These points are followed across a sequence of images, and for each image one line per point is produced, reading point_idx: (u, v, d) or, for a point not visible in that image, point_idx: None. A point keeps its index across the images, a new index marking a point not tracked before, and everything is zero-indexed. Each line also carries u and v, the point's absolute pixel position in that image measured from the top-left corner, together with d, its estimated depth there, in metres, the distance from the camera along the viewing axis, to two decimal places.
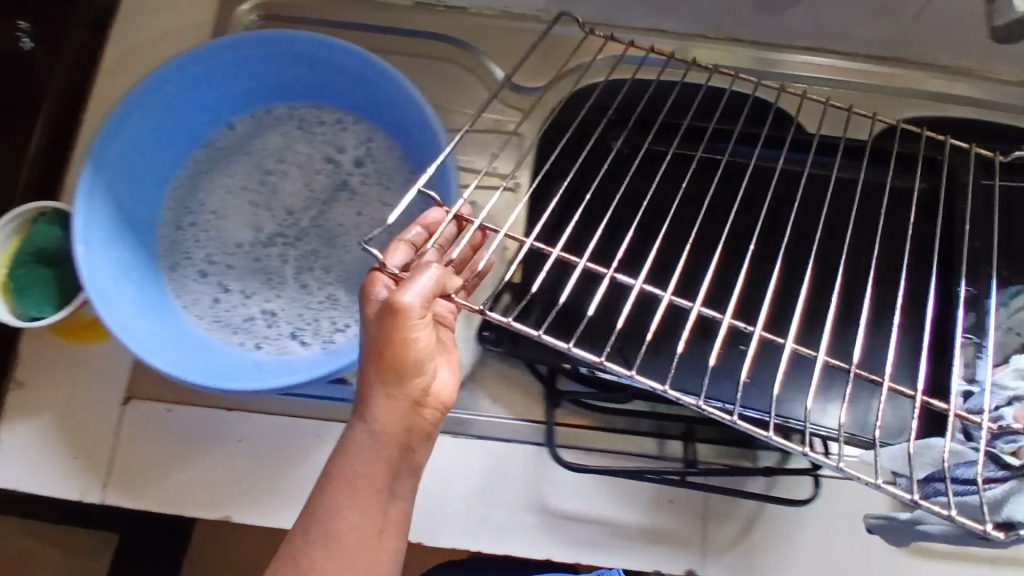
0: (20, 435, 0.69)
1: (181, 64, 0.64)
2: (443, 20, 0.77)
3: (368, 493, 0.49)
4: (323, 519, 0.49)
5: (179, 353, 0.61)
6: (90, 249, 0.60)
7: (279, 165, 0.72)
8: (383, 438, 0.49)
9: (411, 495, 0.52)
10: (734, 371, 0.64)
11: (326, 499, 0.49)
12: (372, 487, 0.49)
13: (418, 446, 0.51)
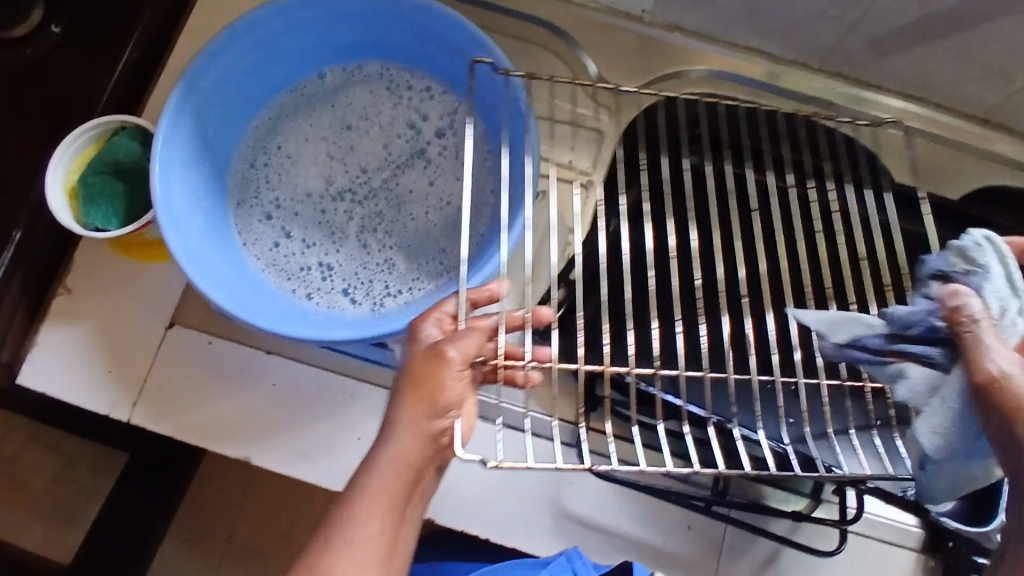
0: (57, 339, 0.69)
1: (286, 5, 0.64)
2: (547, 6, 0.76)
3: (384, 511, 0.43)
4: (335, 534, 0.43)
5: (231, 289, 0.61)
6: (165, 169, 0.61)
7: (361, 122, 0.71)
8: (407, 461, 0.44)
9: (419, 525, 0.46)
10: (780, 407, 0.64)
11: (345, 510, 0.44)
12: (400, 505, 0.44)
13: (427, 477, 0.45)
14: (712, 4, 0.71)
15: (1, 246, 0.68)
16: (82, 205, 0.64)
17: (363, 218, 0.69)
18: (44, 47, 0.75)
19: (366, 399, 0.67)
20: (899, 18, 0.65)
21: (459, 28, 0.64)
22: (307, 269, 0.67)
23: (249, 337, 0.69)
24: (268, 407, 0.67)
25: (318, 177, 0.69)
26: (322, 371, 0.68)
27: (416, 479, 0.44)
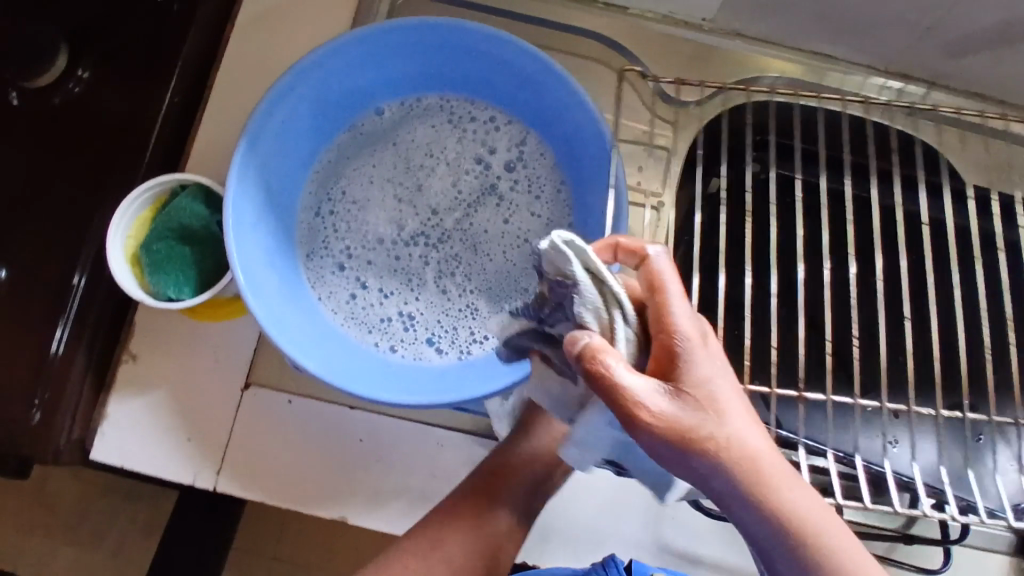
0: (130, 410, 0.66)
1: (345, 45, 0.60)
2: (602, 19, 0.73)
3: (476, 499, 0.61)
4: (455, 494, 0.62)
5: (319, 352, 0.59)
6: (238, 232, 0.58)
7: (426, 159, 0.69)
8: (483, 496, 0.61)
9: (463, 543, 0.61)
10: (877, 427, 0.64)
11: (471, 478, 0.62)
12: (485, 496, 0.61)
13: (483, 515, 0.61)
14: (781, 12, 0.69)
15: (65, 300, 0.65)
16: (148, 273, 0.60)
17: (439, 262, 0.66)
18: (70, 95, 0.70)
19: (457, 448, 0.66)
20: (980, 22, 0.64)
21: (532, 59, 0.61)
22: (388, 320, 0.65)
23: (330, 393, 0.66)
24: (359, 464, 0.65)
25: (388, 221, 0.67)
26: (408, 422, 0.66)
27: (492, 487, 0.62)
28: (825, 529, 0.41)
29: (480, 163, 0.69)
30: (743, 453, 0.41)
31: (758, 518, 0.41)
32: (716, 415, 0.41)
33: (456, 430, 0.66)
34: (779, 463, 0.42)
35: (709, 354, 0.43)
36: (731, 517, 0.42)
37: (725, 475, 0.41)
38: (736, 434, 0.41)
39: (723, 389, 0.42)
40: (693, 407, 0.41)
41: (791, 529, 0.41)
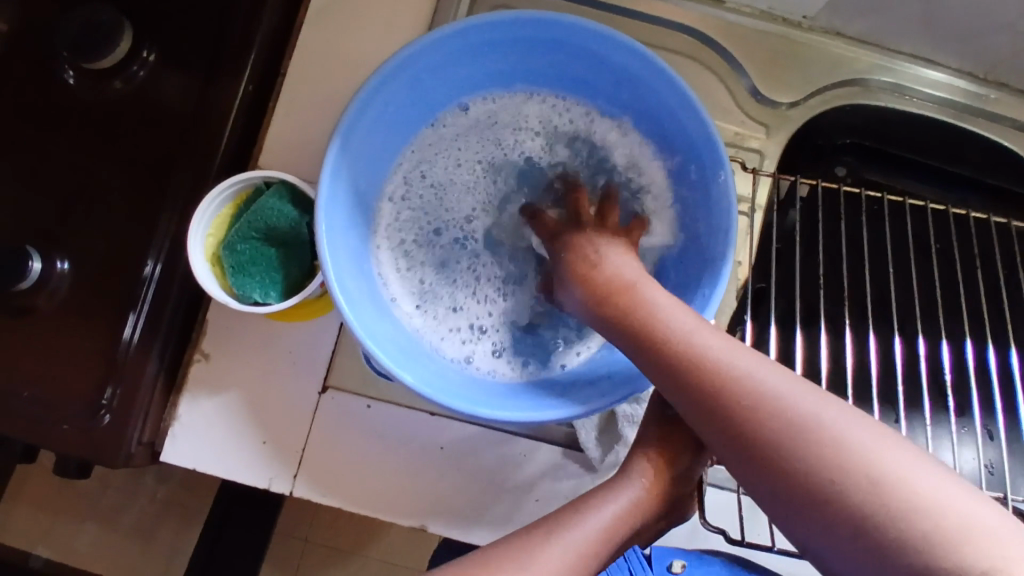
0: (204, 411, 0.64)
1: (442, 39, 0.57)
2: (694, 12, 0.70)
3: (578, 517, 0.52)
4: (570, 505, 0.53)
5: (412, 365, 0.56)
6: (331, 236, 0.55)
7: (513, 161, 0.68)
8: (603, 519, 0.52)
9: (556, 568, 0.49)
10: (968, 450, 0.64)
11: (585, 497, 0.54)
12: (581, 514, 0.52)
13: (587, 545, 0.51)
14: (884, 14, 0.66)
15: (139, 288, 0.63)
16: (231, 274, 0.58)
17: (517, 266, 0.67)
18: (135, 80, 0.66)
19: (540, 458, 0.64)
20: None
21: (639, 58, 0.58)
22: (481, 327, 0.64)
23: (410, 399, 0.65)
24: (440, 471, 0.64)
25: (477, 226, 0.67)
26: (491, 432, 0.65)
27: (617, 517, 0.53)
28: (928, 512, 0.35)
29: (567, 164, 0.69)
30: (784, 438, 0.40)
31: (836, 512, 0.37)
32: (741, 416, 0.41)
33: (540, 440, 0.65)
34: (849, 430, 0.39)
35: (736, 350, 0.45)
36: (806, 550, 0.39)
37: (779, 481, 0.39)
38: (770, 424, 0.40)
39: (762, 383, 0.42)
40: (714, 412, 0.43)
41: (878, 518, 0.36)
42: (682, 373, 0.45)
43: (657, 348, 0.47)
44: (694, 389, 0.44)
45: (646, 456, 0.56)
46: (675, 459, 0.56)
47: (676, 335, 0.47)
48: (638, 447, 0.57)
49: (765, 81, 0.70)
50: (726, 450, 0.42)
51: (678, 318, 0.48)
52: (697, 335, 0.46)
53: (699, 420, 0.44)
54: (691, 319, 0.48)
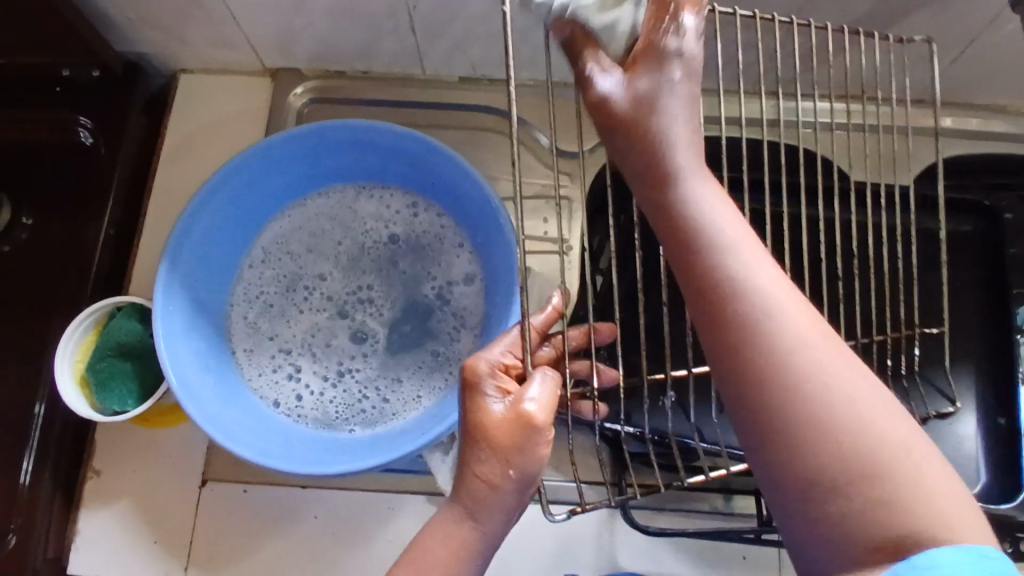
0: (101, 521, 0.70)
1: (249, 158, 0.67)
2: (489, 93, 0.81)
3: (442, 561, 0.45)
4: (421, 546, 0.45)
5: (261, 443, 0.63)
6: (170, 342, 0.63)
7: (349, 247, 0.76)
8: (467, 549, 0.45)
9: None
10: None
11: (431, 529, 0.46)
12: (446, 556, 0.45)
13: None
14: None
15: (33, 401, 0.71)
16: (97, 392, 0.66)
17: (361, 340, 0.73)
18: (19, 242, 0.77)
19: (407, 509, 0.69)
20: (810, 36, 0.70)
21: (417, 142, 0.68)
22: (325, 400, 0.70)
23: (280, 476, 0.70)
24: (317, 539, 0.69)
25: (328, 311, 0.74)
26: (359, 494, 0.70)
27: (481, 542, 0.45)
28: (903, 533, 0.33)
29: (402, 250, 0.75)
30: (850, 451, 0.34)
31: (854, 501, 0.34)
32: (794, 386, 0.35)
33: (405, 493, 0.70)
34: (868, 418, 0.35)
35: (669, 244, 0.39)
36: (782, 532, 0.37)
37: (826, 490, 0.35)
38: (819, 398, 0.35)
39: (778, 313, 0.36)
40: (754, 411, 0.36)
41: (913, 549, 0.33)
42: (692, 291, 0.38)
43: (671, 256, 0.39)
44: (708, 295, 0.37)
45: (490, 480, 0.44)
46: (525, 479, 0.45)
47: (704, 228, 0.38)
48: (473, 465, 0.45)
49: (560, 137, 0.80)
50: (744, 419, 0.36)
51: (711, 214, 0.38)
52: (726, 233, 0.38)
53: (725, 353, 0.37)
54: (728, 211, 0.39)
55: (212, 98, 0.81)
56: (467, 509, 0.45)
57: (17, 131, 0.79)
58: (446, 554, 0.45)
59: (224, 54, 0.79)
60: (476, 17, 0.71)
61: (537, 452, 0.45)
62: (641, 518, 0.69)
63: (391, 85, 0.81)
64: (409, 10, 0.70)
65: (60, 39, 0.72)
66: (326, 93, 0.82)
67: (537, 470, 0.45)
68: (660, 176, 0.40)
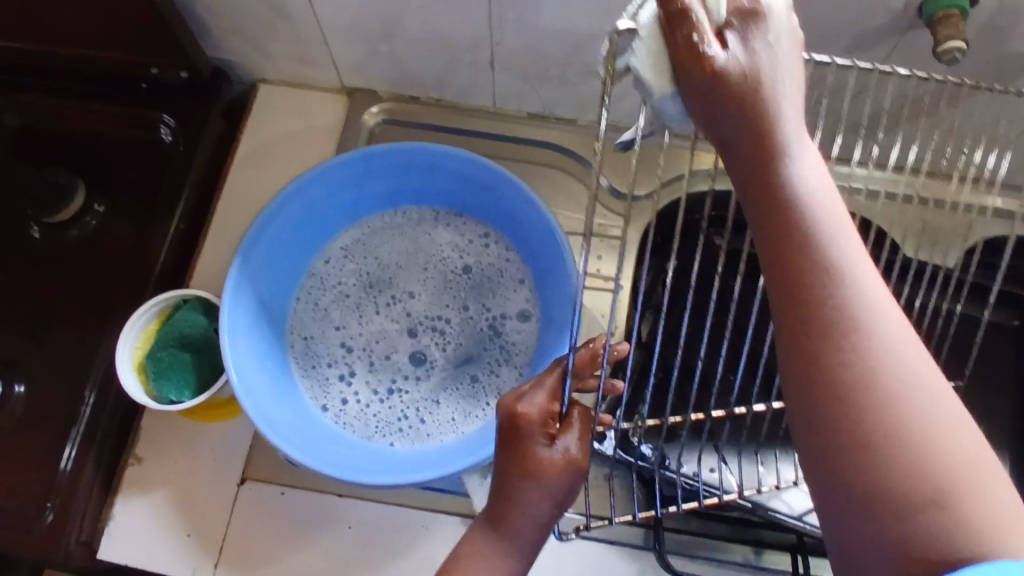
0: (135, 509, 0.71)
1: (330, 168, 0.70)
2: (554, 130, 0.84)
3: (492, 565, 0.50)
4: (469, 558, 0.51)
5: (309, 445, 0.63)
6: (233, 336, 0.64)
7: (411, 262, 0.77)
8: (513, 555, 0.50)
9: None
10: None
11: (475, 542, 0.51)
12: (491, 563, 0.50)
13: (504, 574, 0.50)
14: None
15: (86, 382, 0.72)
16: (153, 379, 0.67)
17: (412, 353, 0.74)
18: (88, 227, 0.79)
19: (440, 529, 0.69)
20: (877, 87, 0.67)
21: (490, 170, 0.70)
22: (369, 412, 0.71)
23: (319, 483, 0.71)
24: (348, 549, 0.69)
25: (392, 324, 0.75)
26: (395, 508, 0.70)
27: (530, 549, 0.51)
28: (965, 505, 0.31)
29: (471, 275, 0.76)
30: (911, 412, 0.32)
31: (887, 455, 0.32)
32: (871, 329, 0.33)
33: (440, 512, 0.70)
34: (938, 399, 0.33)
35: (715, 116, 0.37)
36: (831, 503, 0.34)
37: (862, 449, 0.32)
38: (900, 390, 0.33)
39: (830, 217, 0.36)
40: (815, 312, 0.34)
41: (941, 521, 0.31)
42: (759, 151, 0.37)
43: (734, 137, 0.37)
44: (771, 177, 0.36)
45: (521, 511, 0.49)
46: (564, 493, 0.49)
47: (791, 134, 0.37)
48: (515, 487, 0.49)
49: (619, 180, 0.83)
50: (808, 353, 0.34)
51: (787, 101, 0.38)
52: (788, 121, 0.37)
53: (785, 266, 0.35)
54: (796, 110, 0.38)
55: (288, 108, 0.84)
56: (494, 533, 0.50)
57: (97, 121, 0.82)
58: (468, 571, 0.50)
59: (307, 69, 0.82)
60: (556, 58, 0.74)
61: (558, 488, 0.49)
62: (676, 563, 0.68)
63: (461, 114, 0.85)
64: (492, 45, 0.74)
65: (159, 40, 0.75)
66: (398, 115, 0.85)
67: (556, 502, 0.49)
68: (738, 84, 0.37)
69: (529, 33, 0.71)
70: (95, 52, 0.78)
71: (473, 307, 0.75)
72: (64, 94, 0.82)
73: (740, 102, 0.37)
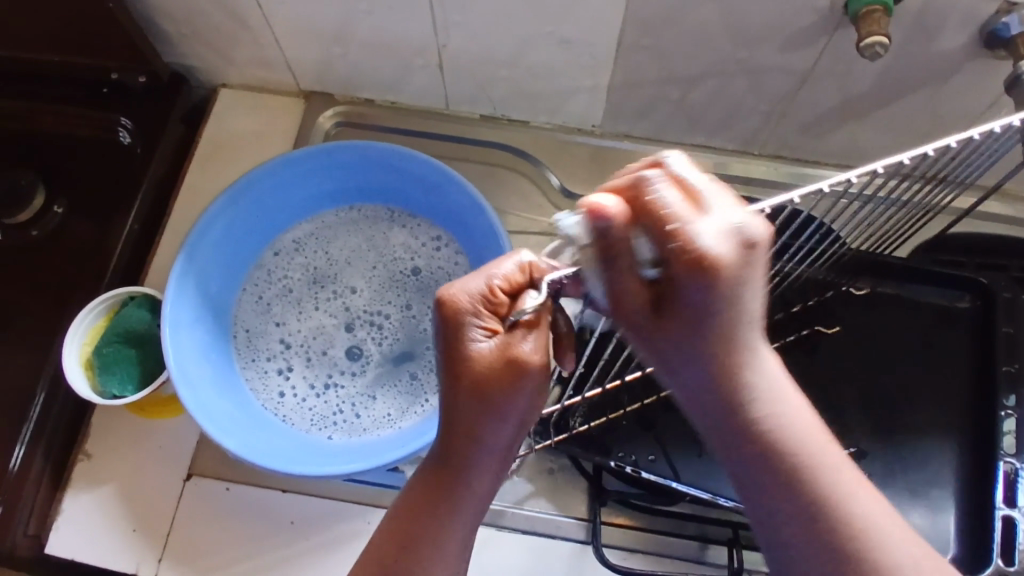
0: (82, 503, 0.71)
1: (277, 166, 0.71)
2: (506, 132, 0.86)
3: (452, 497, 0.45)
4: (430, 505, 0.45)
5: (244, 436, 0.64)
6: (175, 329, 0.66)
7: (360, 259, 0.78)
8: (479, 473, 0.45)
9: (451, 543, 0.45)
10: None
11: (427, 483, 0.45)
12: (448, 496, 0.45)
13: (467, 501, 0.45)
14: (652, 114, 0.80)
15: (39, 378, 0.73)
16: (98, 374, 0.68)
17: (356, 349, 0.74)
18: (47, 228, 0.81)
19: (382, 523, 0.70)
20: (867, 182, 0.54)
21: (432, 169, 0.71)
22: (306, 403, 0.72)
23: (263, 478, 0.72)
24: (292, 544, 0.69)
25: (338, 320, 0.76)
26: (336, 502, 0.71)
27: (499, 460, 0.46)
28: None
29: (418, 275, 0.77)
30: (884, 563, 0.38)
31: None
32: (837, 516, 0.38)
33: (381, 506, 0.70)
34: (891, 537, 0.38)
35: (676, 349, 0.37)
36: None
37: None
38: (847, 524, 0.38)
39: (805, 431, 0.38)
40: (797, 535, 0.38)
41: None
42: (720, 384, 0.37)
43: (701, 386, 0.38)
44: (749, 429, 0.38)
45: (480, 439, 0.44)
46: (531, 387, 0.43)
47: (753, 352, 0.37)
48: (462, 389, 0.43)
49: (569, 180, 0.83)
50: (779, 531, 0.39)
51: (745, 319, 0.36)
52: (750, 329, 0.37)
53: (743, 475, 0.39)
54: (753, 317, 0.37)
55: (247, 110, 0.86)
56: (450, 474, 0.45)
57: (61, 124, 0.84)
58: (430, 519, 0.45)
59: (263, 74, 0.84)
60: (502, 60, 0.75)
61: (525, 401, 0.44)
62: (614, 556, 0.68)
63: (416, 117, 0.86)
64: (439, 47, 0.75)
65: (115, 45, 0.77)
66: (353, 117, 0.86)
67: (519, 429, 0.45)
68: (664, 315, 0.37)
69: (472, 35, 0.72)
70: (59, 58, 0.81)
71: (417, 305, 0.76)
72: (28, 98, 0.84)
73: (711, 331, 0.36)
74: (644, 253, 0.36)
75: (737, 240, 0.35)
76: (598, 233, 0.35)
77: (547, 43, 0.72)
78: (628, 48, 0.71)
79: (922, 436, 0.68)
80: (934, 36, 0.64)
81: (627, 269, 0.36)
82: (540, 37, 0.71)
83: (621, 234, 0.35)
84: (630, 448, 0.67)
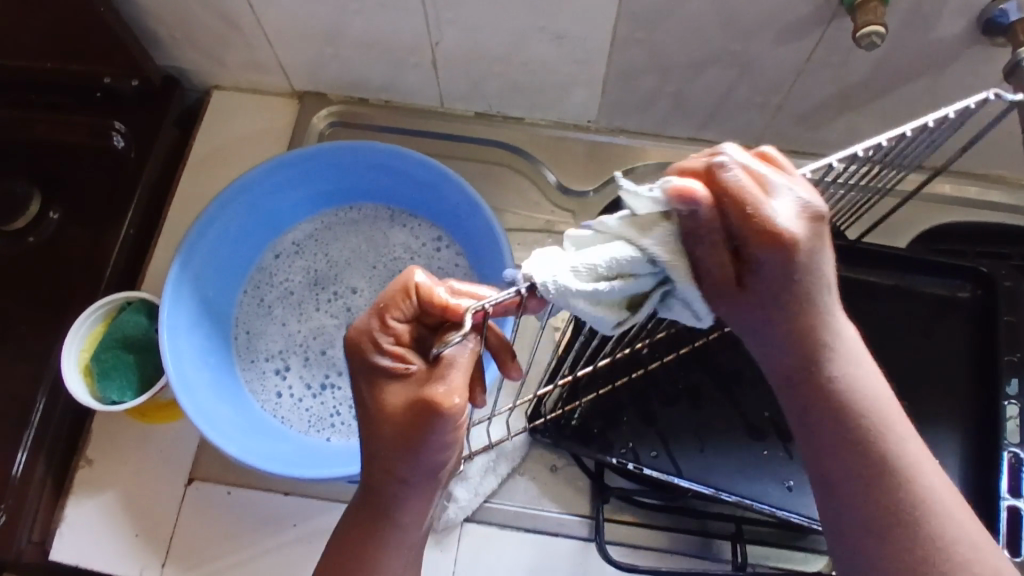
0: (84, 510, 0.71)
1: (274, 166, 0.71)
2: (502, 129, 0.85)
3: (372, 529, 0.44)
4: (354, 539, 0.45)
5: (244, 441, 0.64)
6: (173, 332, 0.66)
7: (356, 261, 0.78)
8: (400, 509, 0.44)
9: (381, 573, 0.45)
10: (777, 473, 0.66)
11: (350, 523, 0.45)
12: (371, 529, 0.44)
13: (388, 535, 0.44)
14: (647, 109, 0.80)
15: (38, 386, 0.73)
16: (97, 380, 0.68)
17: None
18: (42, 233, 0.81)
19: None
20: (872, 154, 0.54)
21: (430, 169, 0.71)
22: (303, 405, 0.72)
23: (264, 481, 0.72)
24: (294, 547, 0.69)
25: (335, 321, 0.76)
26: (338, 503, 0.71)
27: (430, 492, 0.44)
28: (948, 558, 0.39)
29: None
30: (929, 547, 0.39)
31: (871, 508, 0.40)
32: (885, 461, 0.41)
33: None
34: (930, 481, 0.41)
35: (744, 314, 0.41)
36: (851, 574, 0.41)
37: (890, 519, 0.40)
38: (920, 477, 0.41)
39: (871, 391, 0.42)
40: (846, 461, 0.41)
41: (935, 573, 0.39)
42: (791, 342, 0.41)
43: (778, 338, 0.41)
44: (819, 380, 0.41)
45: (402, 477, 0.43)
46: (446, 424, 0.41)
47: (837, 329, 0.41)
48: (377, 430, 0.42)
49: (566, 176, 0.83)
50: (822, 442, 0.42)
51: (823, 282, 0.39)
52: (829, 295, 0.40)
53: (798, 412, 0.42)
54: (830, 283, 0.40)
55: (241, 112, 0.86)
56: (380, 506, 0.44)
57: (56, 130, 0.84)
58: (364, 550, 0.45)
59: (258, 77, 0.84)
60: (494, 57, 0.75)
61: (444, 436, 0.41)
62: (616, 553, 0.68)
63: (410, 116, 0.86)
64: (432, 45, 0.74)
65: (109, 50, 0.77)
66: (347, 118, 0.86)
67: (438, 462, 0.42)
68: (745, 282, 0.40)
69: (465, 32, 0.72)
70: (51, 65, 0.80)
71: None
72: (23, 106, 0.84)
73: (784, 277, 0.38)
74: (734, 223, 0.38)
75: (807, 216, 0.38)
76: (691, 214, 0.37)
77: (542, 38, 0.71)
78: (623, 42, 0.70)
79: (925, 427, 0.68)
80: (929, 26, 0.63)
81: (711, 246, 0.38)
82: (535, 34, 0.71)
83: (708, 217, 0.37)
84: (632, 445, 0.67)
